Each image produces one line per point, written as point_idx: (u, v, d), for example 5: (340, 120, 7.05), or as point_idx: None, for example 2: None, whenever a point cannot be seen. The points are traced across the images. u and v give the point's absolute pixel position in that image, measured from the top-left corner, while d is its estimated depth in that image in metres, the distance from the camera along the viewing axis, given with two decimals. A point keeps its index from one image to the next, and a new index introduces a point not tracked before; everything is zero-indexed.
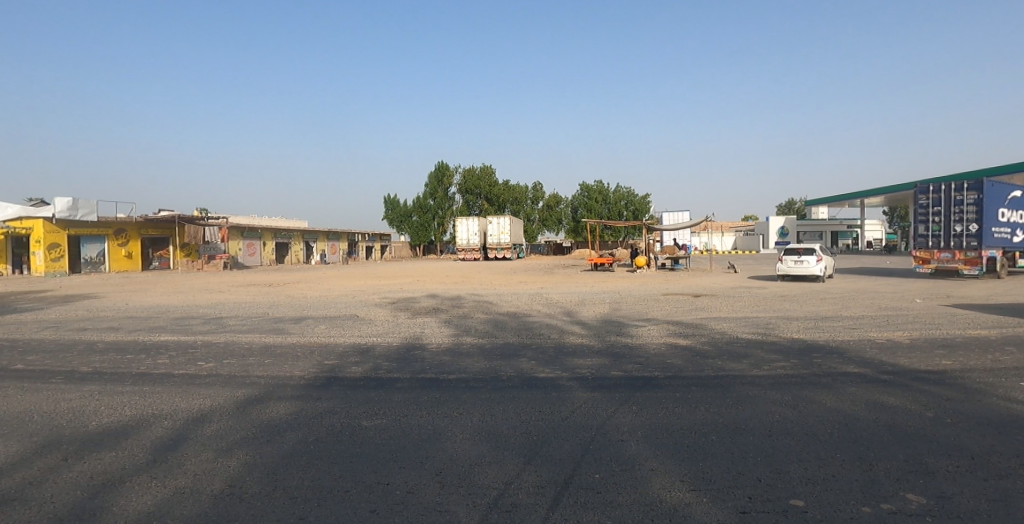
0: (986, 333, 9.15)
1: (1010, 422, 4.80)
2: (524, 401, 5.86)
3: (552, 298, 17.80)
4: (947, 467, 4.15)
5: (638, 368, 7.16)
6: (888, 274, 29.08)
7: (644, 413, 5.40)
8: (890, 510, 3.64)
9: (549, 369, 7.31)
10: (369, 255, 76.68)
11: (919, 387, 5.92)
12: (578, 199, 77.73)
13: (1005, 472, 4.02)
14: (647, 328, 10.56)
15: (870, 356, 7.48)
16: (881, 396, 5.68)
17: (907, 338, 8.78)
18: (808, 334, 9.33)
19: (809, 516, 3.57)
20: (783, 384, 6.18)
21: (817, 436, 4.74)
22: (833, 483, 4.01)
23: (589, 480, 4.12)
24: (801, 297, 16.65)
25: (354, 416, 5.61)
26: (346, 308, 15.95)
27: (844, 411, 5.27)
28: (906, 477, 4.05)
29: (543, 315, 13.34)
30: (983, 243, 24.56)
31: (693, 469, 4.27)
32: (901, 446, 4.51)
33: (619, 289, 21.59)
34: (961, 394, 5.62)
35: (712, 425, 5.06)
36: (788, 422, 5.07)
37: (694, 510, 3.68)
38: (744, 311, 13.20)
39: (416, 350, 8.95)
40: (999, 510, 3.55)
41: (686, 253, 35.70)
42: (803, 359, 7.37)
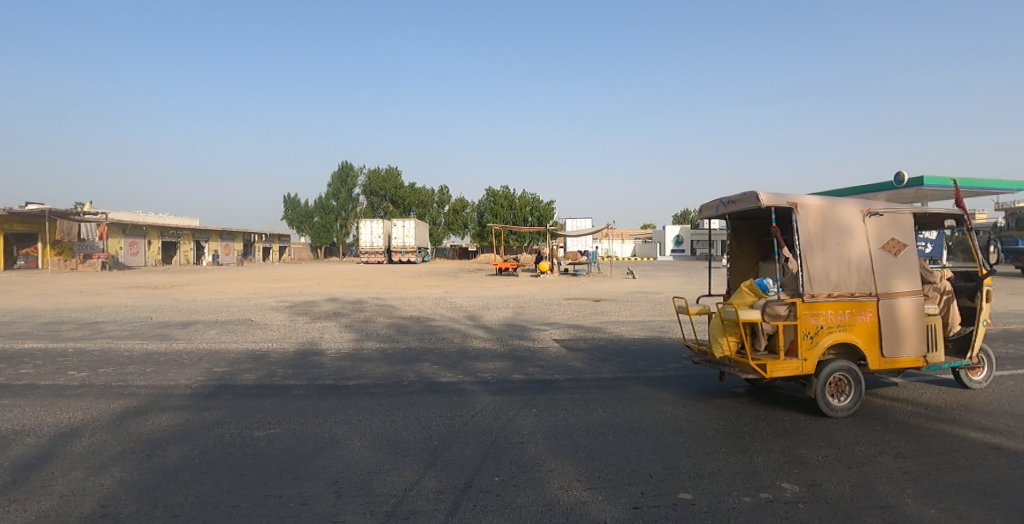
0: None
1: (868, 414, 5.34)
2: (426, 406, 5.78)
3: (456, 302, 17.62)
4: (818, 457, 4.54)
5: (539, 371, 7.28)
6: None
7: (543, 415, 5.48)
8: (767, 498, 4.00)
9: (451, 373, 7.28)
10: (268, 256, 73.09)
11: (794, 384, 6.43)
12: (483, 205, 77.12)
13: (865, 460, 4.48)
14: (549, 332, 10.77)
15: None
16: (761, 393, 6.11)
17: None
18: None
19: (694, 509, 3.84)
20: (674, 384, 6.50)
21: (701, 431, 5.03)
22: (717, 476, 4.29)
23: (489, 483, 4.15)
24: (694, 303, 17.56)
25: (246, 426, 5.31)
26: (239, 311, 15.08)
27: (728, 407, 5.65)
28: (781, 467, 4.41)
29: (447, 319, 13.28)
30: None
31: (589, 468, 4.40)
32: (778, 438, 4.87)
33: (523, 293, 21.80)
34: None
35: (609, 425, 5.20)
36: (677, 419, 5.33)
37: (589, 508, 3.82)
38: (641, 315, 13.80)
39: (315, 356, 8.62)
40: (862, 495, 4.00)
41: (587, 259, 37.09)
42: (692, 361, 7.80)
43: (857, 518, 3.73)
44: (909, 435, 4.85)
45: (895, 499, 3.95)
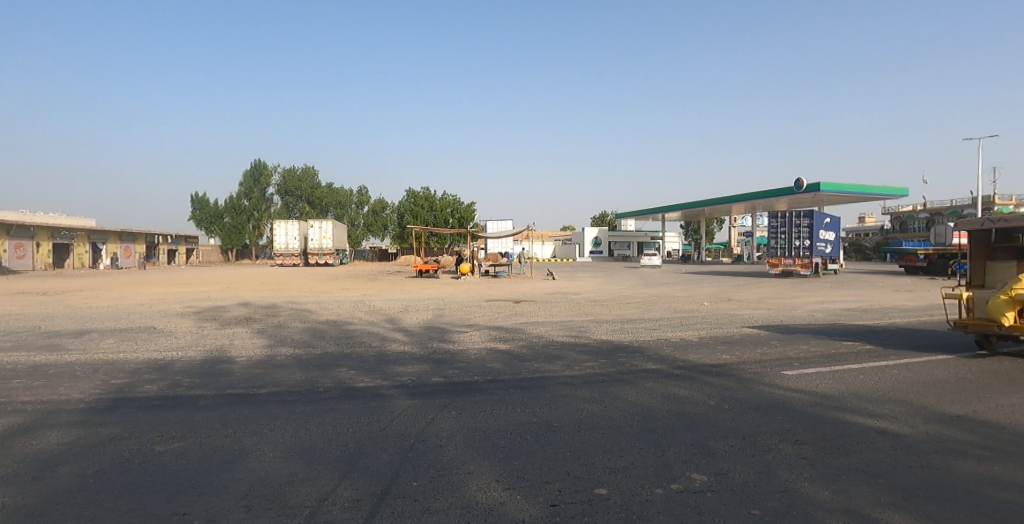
0: (756, 330, 10.78)
1: (769, 405, 5.68)
2: (343, 412, 5.66)
3: (374, 305, 17.32)
4: (724, 447, 4.78)
5: (459, 373, 7.28)
6: (681, 279, 33.10)
7: (462, 417, 5.49)
8: (677, 489, 4.18)
9: (369, 377, 7.16)
10: (174, 259, 68.88)
11: (703, 378, 6.75)
12: (403, 206, 76.76)
13: (767, 447, 4.76)
14: (469, 333, 10.81)
15: (665, 353, 8.36)
16: (672, 388, 6.38)
17: (695, 336, 10.01)
18: (614, 335, 10.21)
19: (609, 503, 3.95)
20: (591, 382, 6.68)
21: (616, 427, 5.19)
22: (630, 470, 4.44)
23: (407, 488, 4.11)
24: (611, 302, 18.13)
25: (146, 441, 4.99)
26: (139, 318, 14.16)
27: (642, 403, 5.85)
28: (691, 458, 4.61)
29: (365, 322, 13.06)
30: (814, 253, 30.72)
31: (508, 468, 4.45)
32: (688, 431, 5.09)
33: (444, 295, 21.79)
34: (736, 383, 6.51)
35: (527, 424, 5.27)
36: (593, 416, 5.48)
37: (508, 508, 3.85)
38: (559, 315, 14.13)
39: (224, 364, 8.25)
40: (764, 482, 4.25)
41: (509, 261, 37.63)
42: (608, 359, 8.04)
43: (759, 503, 3.97)
44: (807, 423, 5.20)
45: (794, 483, 4.23)
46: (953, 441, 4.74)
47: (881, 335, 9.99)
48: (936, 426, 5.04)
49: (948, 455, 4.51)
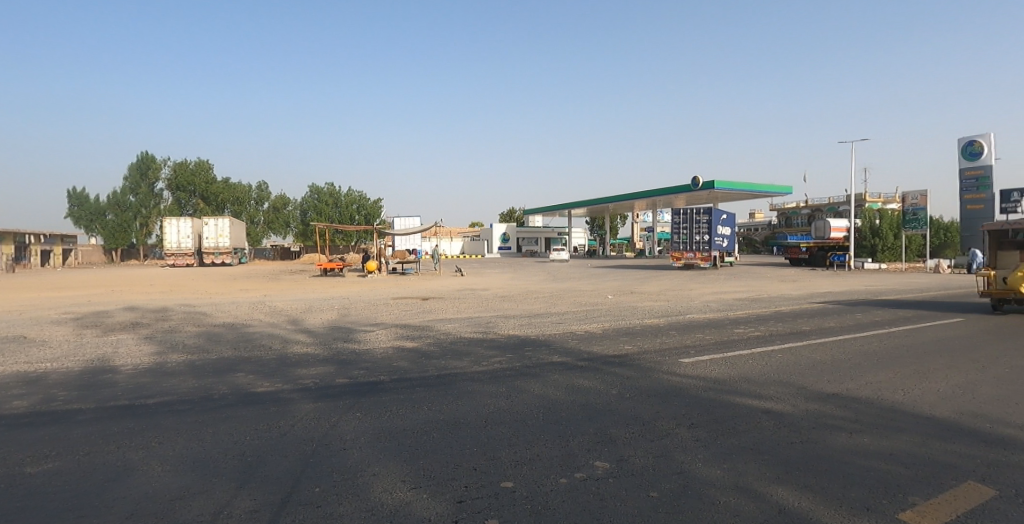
0: (656, 321, 11.34)
1: (666, 391, 6.01)
2: (240, 420, 5.47)
3: (274, 307, 16.63)
4: (625, 433, 5.02)
5: (364, 373, 7.17)
6: (588, 273, 34.21)
7: (368, 418, 5.44)
8: (581, 478, 4.34)
9: (269, 382, 6.93)
10: (47, 261, 62.51)
11: (606, 369, 7.03)
12: (307, 203, 76.61)
13: (664, 431, 5.03)
14: (375, 332, 10.69)
15: (571, 346, 8.62)
16: (578, 379, 6.61)
17: (599, 328, 10.39)
18: (521, 330, 10.42)
19: (515, 496, 4.05)
20: (498, 377, 6.79)
21: (522, 420, 5.33)
22: (535, 462, 4.57)
23: (310, 495, 4.03)
24: (520, 297, 18.44)
25: (13, 463, 4.59)
26: (3, 328, 12.85)
27: (547, 395, 6.03)
28: (594, 446, 4.80)
29: (266, 324, 12.61)
30: (712, 248, 35.29)
31: (414, 467, 4.47)
32: (591, 420, 5.30)
33: (350, 295, 21.29)
34: (636, 372, 6.83)
35: (434, 422, 5.31)
36: (500, 410, 5.59)
37: (413, 508, 3.87)
38: (467, 311, 14.26)
39: (106, 374, 7.71)
40: (661, 464, 4.51)
41: (417, 258, 37.47)
42: (515, 353, 8.19)
43: (656, 487, 4.20)
44: (700, 407, 5.54)
45: (688, 464, 4.52)
46: (827, 415, 5.22)
47: (766, 322, 10.83)
48: (812, 403, 5.53)
49: (823, 428, 4.97)
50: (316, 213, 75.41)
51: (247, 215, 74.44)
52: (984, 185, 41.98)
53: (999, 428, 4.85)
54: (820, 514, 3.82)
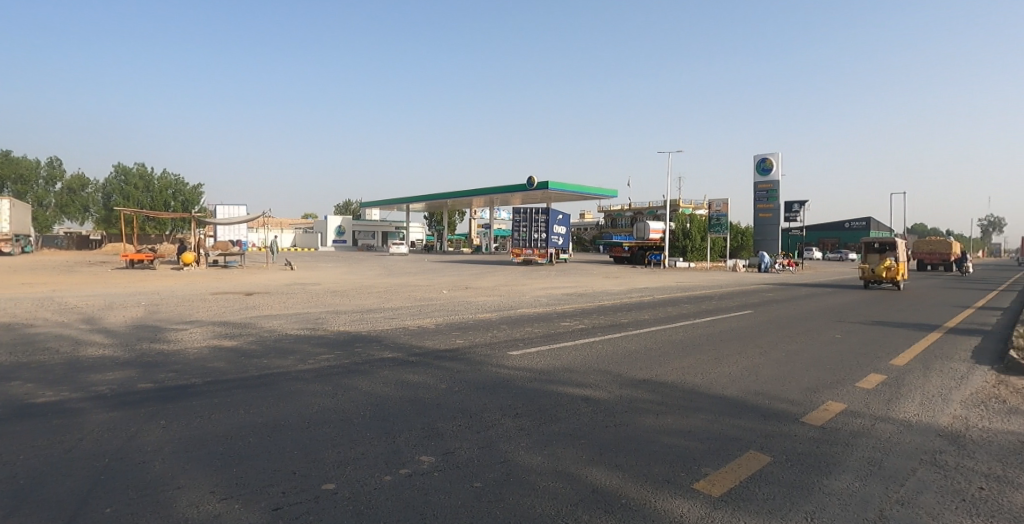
0: (489, 315, 11.74)
1: (494, 383, 6.26)
2: (11, 438, 4.71)
3: (61, 305, 14.35)
4: (452, 426, 5.14)
5: (173, 376, 6.52)
6: (427, 269, 34.15)
7: (175, 426, 4.99)
8: (406, 474, 4.35)
9: (51, 391, 6.04)
10: None
11: (437, 363, 7.12)
12: (110, 184, 68.64)
13: (490, 422, 5.24)
14: (188, 331, 9.80)
15: (403, 342, 8.59)
16: (408, 374, 6.63)
17: (432, 323, 10.49)
18: (352, 326, 10.19)
19: (336, 498, 3.95)
20: (325, 375, 6.57)
21: (348, 419, 5.23)
22: (361, 461, 4.50)
23: (97, 516, 3.58)
24: (353, 293, 17.93)
25: None
26: None
27: (376, 393, 5.97)
28: (420, 442, 4.84)
29: (50, 325, 10.92)
30: (548, 244, 40.51)
31: (226, 476, 4.18)
32: (420, 415, 5.35)
33: (161, 290, 19.10)
34: (466, 365, 7.00)
35: (253, 426, 5.02)
36: (325, 410, 5.43)
37: (223, 520, 3.61)
38: (296, 307, 13.63)
39: None
40: (487, 455, 4.66)
41: (243, 250, 35.03)
42: (345, 350, 7.96)
43: (480, 477, 4.33)
44: (525, 396, 5.84)
45: (511, 453, 4.71)
46: (638, 400, 5.76)
47: (590, 315, 11.69)
48: (625, 389, 6.07)
49: (633, 411, 5.48)
50: (123, 197, 67.92)
51: (35, 196, 69.14)
52: (772, 196, 48.58)
53: (773, 403, 5.70)
54: (627, 491, 4.19)
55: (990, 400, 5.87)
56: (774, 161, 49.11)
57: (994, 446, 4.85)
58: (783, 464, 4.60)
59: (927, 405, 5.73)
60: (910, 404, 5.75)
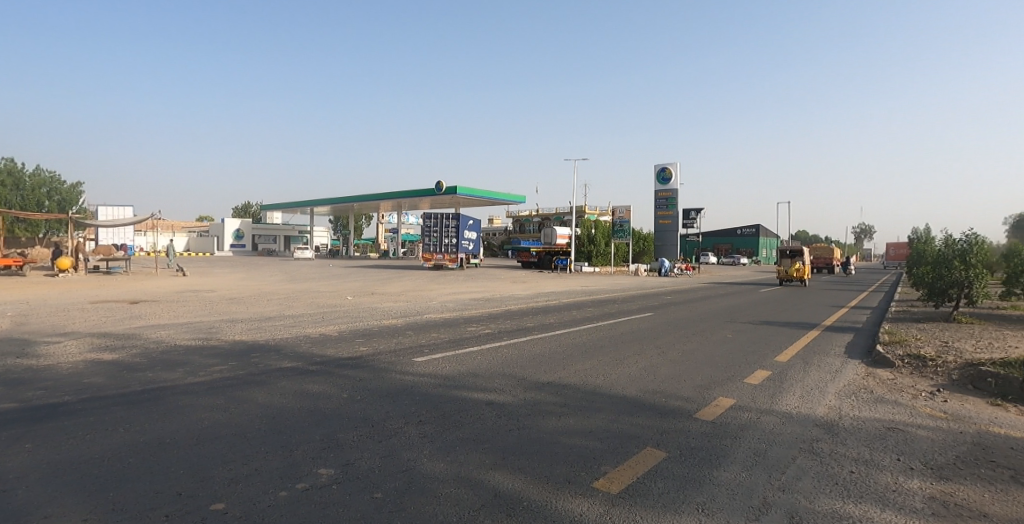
0: (395, 321, 11.61)
1: (398, 390, 6.22)
2: None
3: None
4: (353, 437, 5.05)
5: (42, 395, 5.94)
6: (332, 275, 33.24)
7: (42, 450, 4.55)
8: (303, 488, 4.20)
9: None
10: None
11: (339, 371, 6.96)
12: None
13: (392, 431, 5.19)
14: (60, 344, 8.95)
15: (303, 350, 8.30)
16: (307, 384, 6.44)
17: (335, 330, 10.22)
18: (249, 335, 9.73)
19: (227, 517, 3.73)
20: (217, 388, 6.25)
21: (242, 434, 5.01)
22: (254, 477, 4.30)
23: None
24: (249, 300, 17.08)
25: None
26: None
27: (274, 404, 5.76)
28: (319, 454, 4.71)
29: None
30: (458, 249, 42.12)
31: (101, 501, 3.85)
32: (320, 427, 5.21)
33: (29, 299, 17.33)
34: (369, 373, 6.89)
35: (134, 445, 4.68)
36: (216, 425, 5.17)
37: None
38: (188, 316, 12.83)
39: None
40: (388, 464, 4.60)
41: (128, 255, 32.65)
42: (240, 361, 7.57)
43: (381, 487, 4.26)
44: (429, 403, 5.84)
45: (414, 461, 4.68)
46: (542, 402, 5.90)
47: (498, 320, 11.84)
48: (530, 392, 6.20)
49: (536, 413, 5.61)
50: None
51: None
52: (670, 204, 51.82)
53: (669, 401, 6.02)
54: (529, 493, 4.26)
55: (858, 392, 6.54)
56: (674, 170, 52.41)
57: (861, 432, 5.39)
58: (676, 458, 4.84)
59: (804, 398, 6.28)
60: (791, 397, 6.28)
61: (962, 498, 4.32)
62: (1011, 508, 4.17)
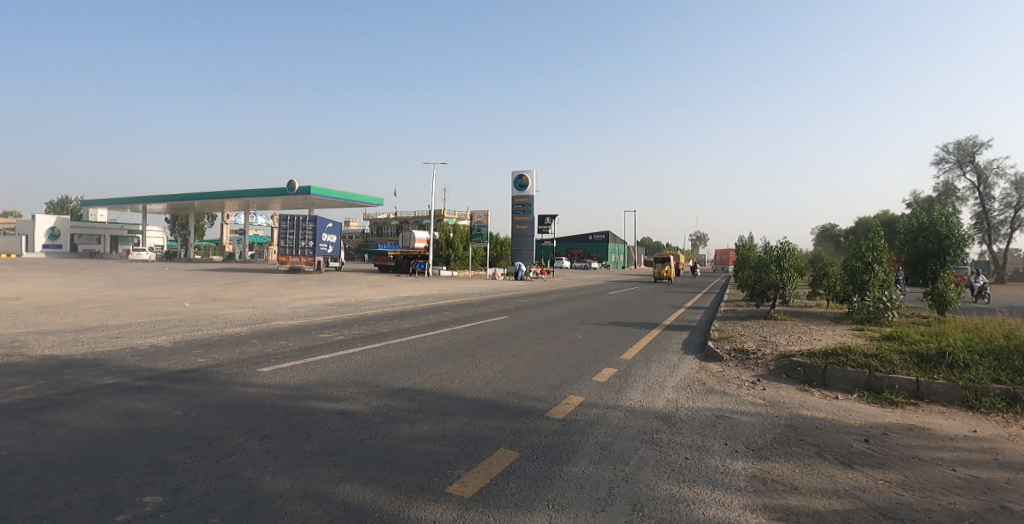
0: (239, 329, 10.89)
1: (240, 404, 5.86)
2: None
3: None
4: (186, 459, 4.64)
5: None
6: (168, 280, 30.26)
7: None
8: (123, 519, 3.72)
9: None
10: None
11: (172, 386, 6.39)
12: None
13: (232, 449, 4.85)
14: None
15: (128, 364, 7.48)
16: (132, 403, 5.83)
17: (169, 341, 9.34)
18: (60, 349, 8.55)
19: None
20: (17, 413, 5.43)
21: (50, 465, 4.39)
22: (62, 513, 3.75)
23: None
24: (61, 309, 15.00)
25: None
26: None
27: (91, 429, 5.14)
28: (144, 480, 4.25)
29: None
30: (315, 253, 42.84)
31: None
32: (147, 451, 4.73)
33: None
34: (208, 386, 6.41)
35: None
36: (15, 456, 4.49)
37: None
38: None
39: None
40: (227, 485, 4.26)
41: None
42: (49, 379, 6.65)
43: (218, 510, 3.91)
44: (274, 417, 5.56)
45: (256, 480, 4.38)
46: (395, 408, 5.84)
47: (353, 326, 11.56)
48: (383, 400, 6.11)
49: (389, 421, 5.53)
50: None
51: None
52: (526, 210, 54.08)
53: (521, 401, 6.21)
54: (382, 503, 4.13)
55: (692, 385, 7.23)
56: (530, 178, 54.77)
57: (695, 421, 5.92)
58: (529, 457, 4.98)
59: (646, 392, 6.80)
60: (634, 392, 6.78)
61: (778, 474, 4.87)
62: (815, 480, 4.77)
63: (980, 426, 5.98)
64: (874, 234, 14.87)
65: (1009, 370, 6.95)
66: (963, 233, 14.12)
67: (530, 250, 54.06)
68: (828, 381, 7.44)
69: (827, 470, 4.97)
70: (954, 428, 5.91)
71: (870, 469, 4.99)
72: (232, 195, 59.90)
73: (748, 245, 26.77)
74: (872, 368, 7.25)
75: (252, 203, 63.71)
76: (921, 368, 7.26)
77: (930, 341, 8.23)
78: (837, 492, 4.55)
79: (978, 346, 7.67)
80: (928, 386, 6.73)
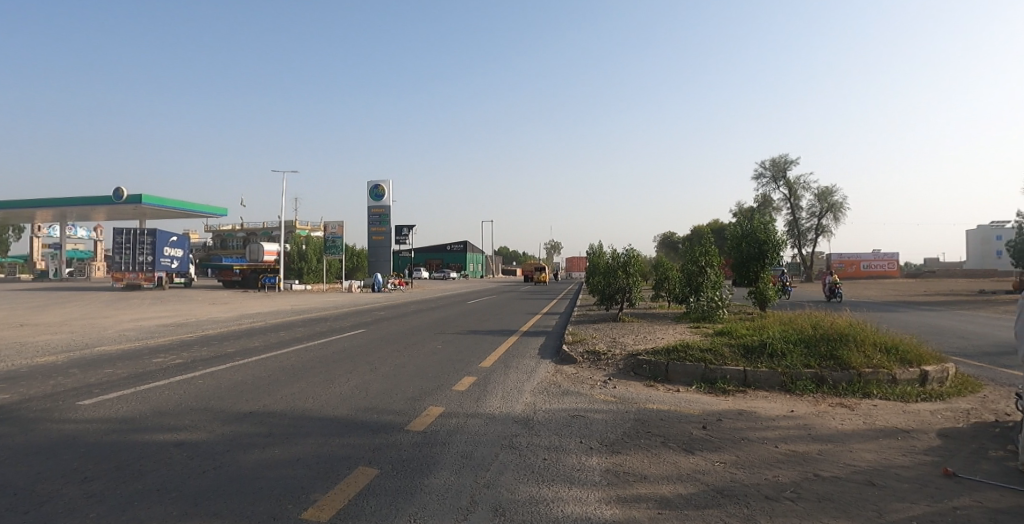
0: (55, 358, 9.54)
1: (55, 445, 5.13)
2: None
3: None
4: None
5: None
6: None
7: None
8: None
9: None
10: None
11: None
12: None
13: (45, 498, 4.22)
14: None
15: None
16: None
17: None
18: None
19: None
20: None
21: None
22: None
23: None
24: None
25: None
26: None
27: None
28: None
29: None
30: (154, 268, 38.93)
31: None
32: None
33: None
34: (11, 427, 5.53)
35: None
36: None
37: None
38: None
39: None
40: None
41: None
42: None
43: None
44: (99, 456, 4.94)
45: None
46: (244, 435, 5.47)
47: (195, 347, 10.60)
48: (229, 426, 5.70)
49: (236, 448, 5.15)
50: None
51: None
52: (384, 221, 53.63)
53: (381, 416, 6.10)
54: None
55: (549, 388, 7.57)
56: (388, 188, 54.28)
57: (552, 422, 6.21)
58: (390, 473, 4.90)
59: (506, 398, 7.00)
60: (493, 398, 6.95)
61: (628, 465, 5.24)
62: (662, 467, 5.20)
63: (795, 406, 6.89)
64: (705, 241, 16.61)
65: (816, 356, 8.10)
66: (777, 239, 16.29)
67: (387, 261, 53.58)
68: (670, 375, 8.17)
69: (670, 457, 5.45)
70: (774, 410, 6.77)
71: (707, 453, 5.54)
72: (43, 204, 52.39)
73: (598, 252, 28.57)
74: (707, 362, 8.06)
75: (68, 213, 55.95)
76: (747, 359, 8.22)
77: (754, 334, 9.36)
78: (680, 477, 4.99)
79: (790, 337, 8.86)
80: (753, 374, 7.65)
